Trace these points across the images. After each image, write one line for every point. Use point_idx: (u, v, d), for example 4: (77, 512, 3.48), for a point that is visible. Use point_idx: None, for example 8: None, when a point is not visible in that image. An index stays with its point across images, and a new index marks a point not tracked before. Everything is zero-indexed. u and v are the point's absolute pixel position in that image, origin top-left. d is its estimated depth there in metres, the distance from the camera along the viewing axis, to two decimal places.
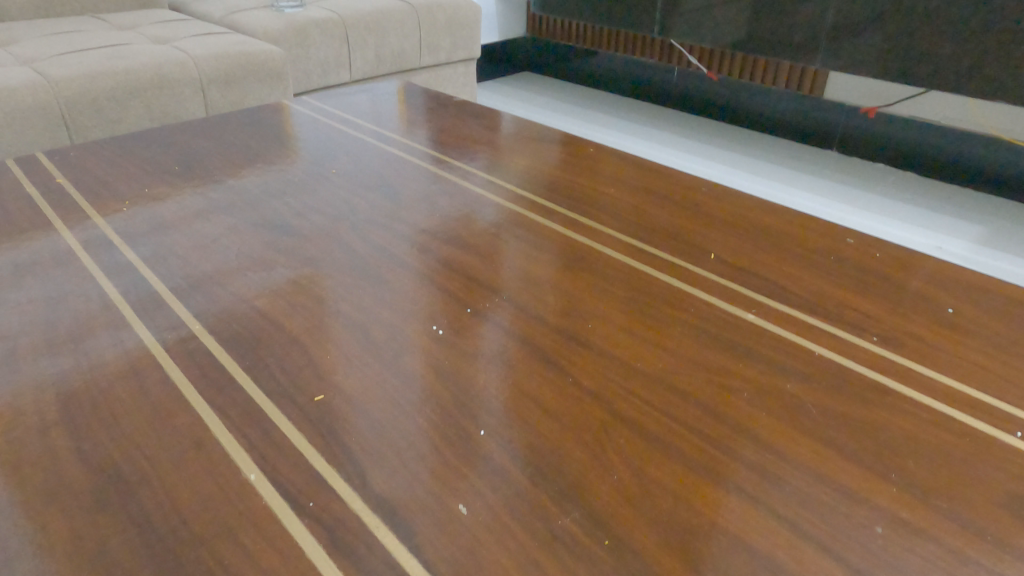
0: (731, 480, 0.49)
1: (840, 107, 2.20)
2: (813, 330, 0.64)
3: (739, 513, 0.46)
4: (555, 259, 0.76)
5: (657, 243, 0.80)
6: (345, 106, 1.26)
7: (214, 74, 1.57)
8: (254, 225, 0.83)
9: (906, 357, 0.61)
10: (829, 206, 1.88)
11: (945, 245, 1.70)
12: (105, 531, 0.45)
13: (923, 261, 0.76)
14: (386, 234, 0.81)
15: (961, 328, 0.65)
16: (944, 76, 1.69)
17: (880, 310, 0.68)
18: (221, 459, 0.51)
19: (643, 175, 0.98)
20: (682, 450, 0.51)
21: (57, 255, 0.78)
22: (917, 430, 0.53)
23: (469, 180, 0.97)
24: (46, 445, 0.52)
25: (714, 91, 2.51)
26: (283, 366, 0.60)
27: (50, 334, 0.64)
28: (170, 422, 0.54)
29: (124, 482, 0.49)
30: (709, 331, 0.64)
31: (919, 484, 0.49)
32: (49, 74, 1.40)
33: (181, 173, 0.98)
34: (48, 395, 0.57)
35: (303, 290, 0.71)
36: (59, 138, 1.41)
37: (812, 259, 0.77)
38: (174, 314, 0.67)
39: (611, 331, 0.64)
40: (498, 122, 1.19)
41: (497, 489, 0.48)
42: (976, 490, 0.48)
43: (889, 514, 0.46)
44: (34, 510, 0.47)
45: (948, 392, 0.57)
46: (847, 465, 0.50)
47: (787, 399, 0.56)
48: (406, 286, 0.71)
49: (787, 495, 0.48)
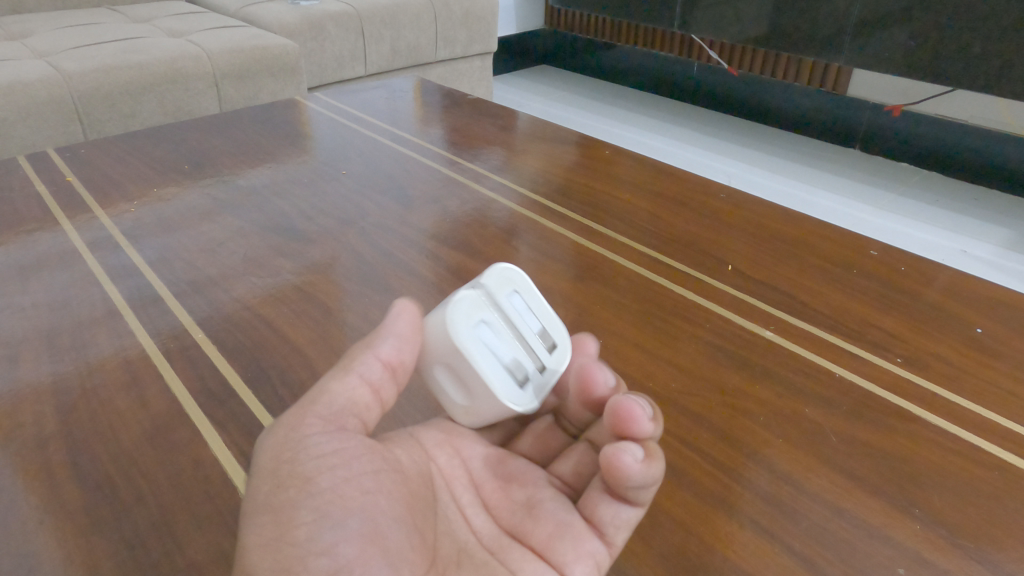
0: (746, 513, 0.47)
1: (863, 103, 2.14)
2: (835, 350, 0.62)
3: (753, 550, 0.44)
4: (567, 269, 0.75)
5: (671, 252, 0.78)
6: (359, 103, 1.24)
7: (228, 68, 1.56)
8: (261, 228, 0.82)
9: (930, 380, 0.59)
10: (849, 207, 1.84)
11: (971, 249, 1.65)
12: (97, 554, 0.44)
13: (948, 274, 0.74)
14: (395, 241, 0.80)
15: (990, 350, 0.62)
16: (974, 75, 1.63)
17: (904, 328, 0.65)
18: (219, 477, 0.50)
19: (658, 179, 0.95)
20: (694, 478, 0.49)
21: (63, 255, 0.77)
22: (941, 460, 0.51)
23: (481, 182, 0.95)
24: (43, 460, 0.51)
25: (734, 86, 2.47)
26: (285, 378, 0.59)
27: (53, 340, 0.63)
28: (169, 437, 0.53)
29: (119, 500, 0.48)
30: (725, 349, 0.62)
31: (944, 522, 0.46)
32: (62, 67, 1.39)
33: (190, 172, 0.97)
34: (48, 404, 0.56)
35: (310, 296, 0.70)
36: (72, 133, 1.40)
37: (833, 271, 0.74)
38: (176, 322, 0.66)
39: (622, 347, 0.63)
40: (513, 121, 1.17)
41: None
42: (1005, 529, 0.46)
43: (911, 553, 0.44)
44: (28, 529, 0.46)
45: (976, 421, 0.55)
46: (867, 498, 0.48)
47: (806, 425, 0.54)
48: (413, 296, 0.70)
49: (804, 531, 0.46)
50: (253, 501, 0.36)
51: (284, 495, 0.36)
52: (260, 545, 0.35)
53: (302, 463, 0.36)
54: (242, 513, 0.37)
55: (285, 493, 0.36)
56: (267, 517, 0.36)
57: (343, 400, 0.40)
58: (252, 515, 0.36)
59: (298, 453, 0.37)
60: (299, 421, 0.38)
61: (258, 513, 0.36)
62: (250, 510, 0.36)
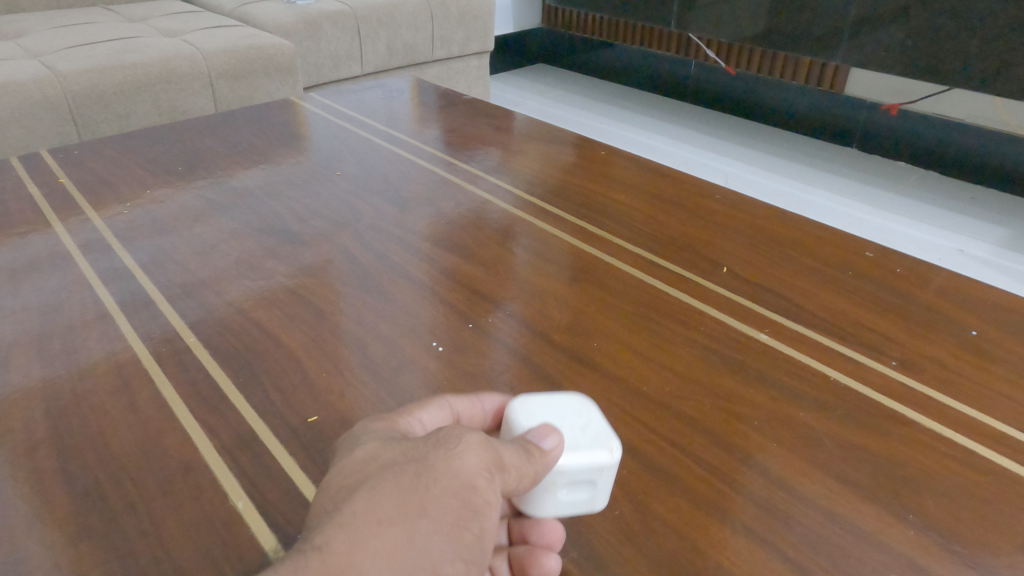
0: (739, 518, 0.47)
1: (860, 103, 2.14)
2: (830, 354, 0.62)
3: (747, 557, 0.44)
4: (562, 272, 0.74)
5: (666, 253, 0.78)
6: (354, 103, 1.24)
7: (223, 68, 1.56)
8: (254, 230, 0.82)
9: (926, 384, 0.58)
10: (848, 206, 1.84)
11: (967, 248, 1.66)
12: (85, 563, 0.44)
13: (942, 276, 0.74)
14: (389, 243, 0.79)
15: (985, 353, 0.62)
16: (972, 74, 1.63)
17: (899, 332, 0.65)
18: (209, 483, 0.50)
19: (654, 180, 0.95)
20: (688, 483, 0.49)
21: (55, 258, 0.77)
22: (935, 464, 0.51)
23: (476, 183, 0.94)
24: (33, 466, 0.51)
25: (733, 86, 2.47)
26: (277, 383, 0.59)
27: (44, 344, 0.63)
28: (160, 443, 0.53)
29: (108, 509, 0.47)
30: (719, 352, 0.62)
31: (938, 528, 0.46)
32: (56, 67, 1.38)
33: (184, 173, 0.96)
34: (38, 409, 0.56)
35: (302, 300, 0.69)
36: (66, 134, 1.40)
37: (828, 274, 0.74)
38: (168, 325, 0.66)
39: (616, 351, 0.62)
40: (509, 122, 1.17)
41: None
42: (1000, 533, 0.46)
43: (905, 560, 0.44)
44: (15, 537, 0.46)
45: (970, 424, 0.54)
46: (861, 504, 0.47)
47: (800, 428, 0.53)
48: (407, 300, 0.69)
49: (797, 536, 0.45)
50: (441, 482, 0.36)
51: (468, 504, 0.36)
52: (376, 541, 0.33)
53: (491, 492, 0.37)
54: (357, 502, 0.35)
55: (435, 506, 0.35)
56: (402, 514, 0.34)
57: (529, 474, 0.39)
58: (372, 509, 0.34)
59: (492, 482, 0.37)
60: (504, 459, 0.38)
61: (387, 509, 0.34)
62: (433, 487, 0.35)
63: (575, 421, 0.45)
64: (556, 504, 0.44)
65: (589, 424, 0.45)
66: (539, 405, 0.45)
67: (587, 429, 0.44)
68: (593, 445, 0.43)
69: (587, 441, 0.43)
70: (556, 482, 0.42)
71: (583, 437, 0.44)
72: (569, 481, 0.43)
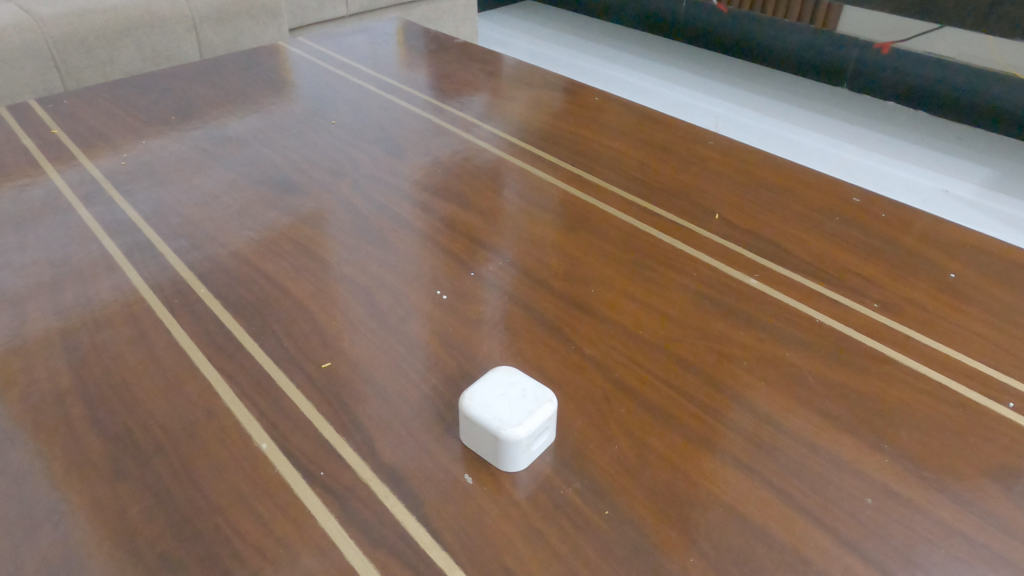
0: (728, 451, 0.50)
1: (852, 41, 2.12)
2: (817, 297, 0.65)
3: (735, 485, 0.48)
4: (559, 220, 0.76)
5: (660, 200, 0.80)
6: (343, 47, 1.22)
7: (206, 11, 1.52)
8: (254, 181, 0.82)
9: (905, 324, 0.62)
10: (836, 147, 1.86)
11: (952, 188, 1.68)
12: (125, 501, 0.47)
13: (923, 220, 0.76)
14: (387, 192, 0.81)
15: (961, 293, 0.66)
16: (965, 12, 1.62)
17: (882, 275, 0.68)
18: (232, 427, 0.52)
19: (647, 126, 0.96)
20: (682, 419, 0.53)
21: (57, 211, 0.77)
22: (911, 399, 0.55)
23: (471, 132, 0.95)
24: (62, 414, 0.53)
25: (723, 23, 2.43)
26: (289, 331, 0.61)
27: (58, 296, 0.65)
28: (182, 389, 0.55)
29: (139, 453, 0.50)
30: (711, 297, 0.65)
31: (910, 457, 0.50)
32: (34, 11, 1.34)
33: (178, 122, 0.96)
34: (60, 360, 0.58)
35: (306, 250, 0.71)
36: (50, 81, 1.37)
37: (816, 219, 0.76)
38: (178, 276, 0.68)
39: (612, 296, 0.65)
40: (501, 66, 1.16)
41: (491, 470, 0.49)
42: (967, 462, 0.50)
43: (879, 486, 0.48)
44: (53, 480, 0.49)
45: (945, 361, 0.58)
46: (841, 436, 0.51)
47: (787, 368, 0.57)
48: (409, 249, 0.71)
49: (781, 465, 0.49)
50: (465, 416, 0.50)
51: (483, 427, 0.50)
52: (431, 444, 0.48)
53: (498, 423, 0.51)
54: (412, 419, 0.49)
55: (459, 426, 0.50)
56: None
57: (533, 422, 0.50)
58: None
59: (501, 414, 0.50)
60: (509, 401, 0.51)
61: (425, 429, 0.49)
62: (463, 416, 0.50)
63: (514, 391, 0.51)
64: (531, 453, 0.49)
65: (523, 393, 0.51)
66: (482, 393, 0.51)
67: (525, 394, 0.51)
68: (537, 401, 0.50)
69: (532, 402, 0.50)
70: (528, 439, 0.48)
71: (527, 401, 0.50)
72: (535, 436, 0.49)
